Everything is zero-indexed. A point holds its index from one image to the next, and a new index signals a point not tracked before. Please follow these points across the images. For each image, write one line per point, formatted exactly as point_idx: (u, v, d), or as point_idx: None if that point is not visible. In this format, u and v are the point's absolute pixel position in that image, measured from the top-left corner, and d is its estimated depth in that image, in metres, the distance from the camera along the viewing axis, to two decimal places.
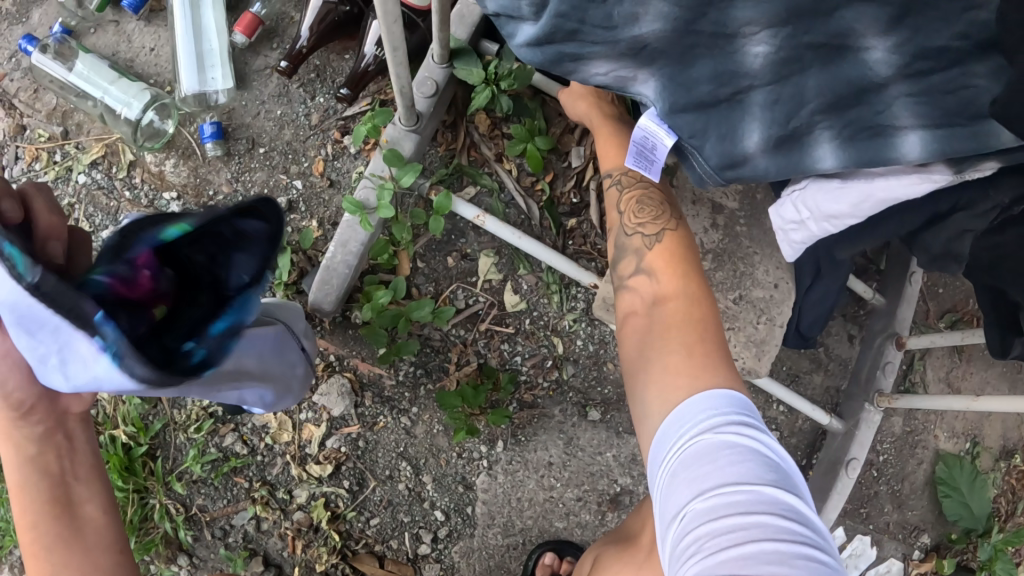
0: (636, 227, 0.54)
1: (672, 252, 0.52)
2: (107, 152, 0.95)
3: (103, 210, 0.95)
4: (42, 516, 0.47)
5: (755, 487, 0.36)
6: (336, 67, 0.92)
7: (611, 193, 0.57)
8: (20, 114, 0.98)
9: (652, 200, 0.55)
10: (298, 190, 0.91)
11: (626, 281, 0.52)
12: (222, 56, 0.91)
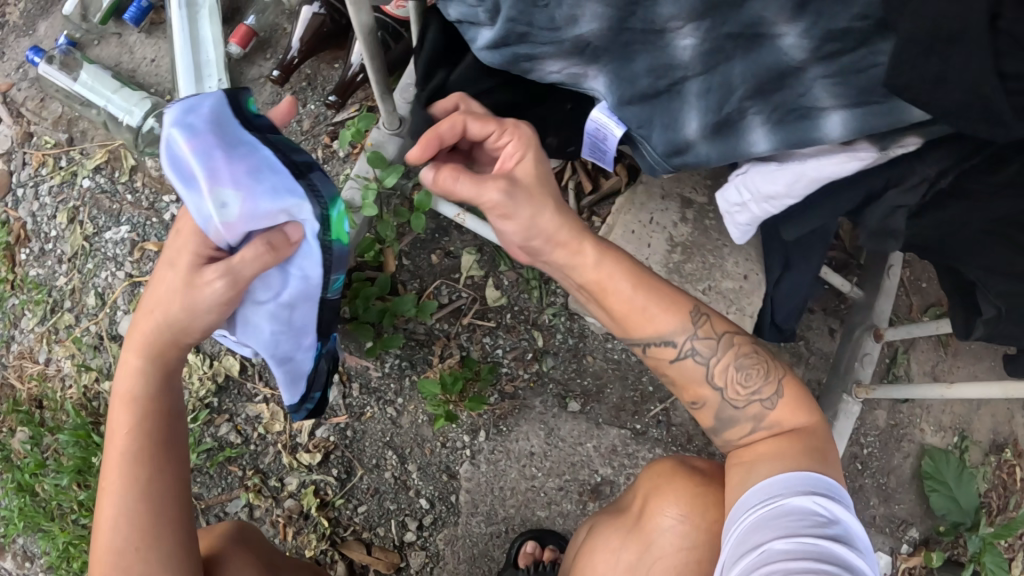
0: (748, 397, 0.54)
1: (792, 405, 0.54)
2: (109, 157, 1.01)
3: (107, 214, 1.00)
4: (152, 441, 0.48)
5: (827, 543, 0.45)
6: (326, 75, 0.96)
7: (696, 368, 0.55)
8: (28, 122, 1.04)
9: (752, 360, 0.55)
10: None
11: (741, 444, 0.55)
12: (217, 66, 0.95)
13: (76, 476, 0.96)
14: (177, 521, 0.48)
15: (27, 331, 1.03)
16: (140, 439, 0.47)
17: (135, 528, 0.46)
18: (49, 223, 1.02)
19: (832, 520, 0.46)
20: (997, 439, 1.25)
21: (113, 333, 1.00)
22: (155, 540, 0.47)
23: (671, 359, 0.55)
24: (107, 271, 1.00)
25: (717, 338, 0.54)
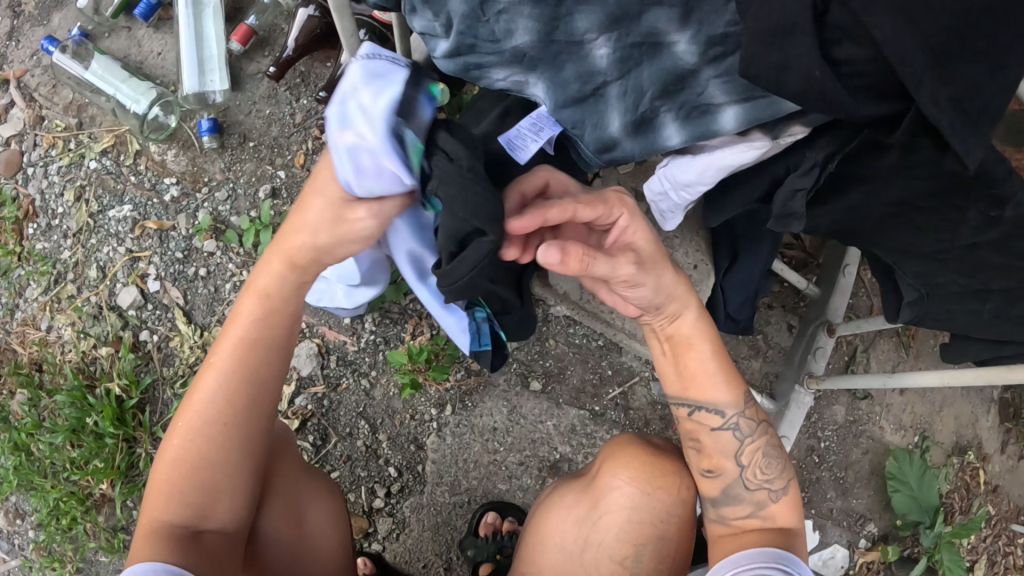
0: (761, 482, 0.62)
1: (793, 504, 0.62)
2: (116, 142, 1.07)
3: (110, 193, 1.07)
4: (266, 331, 0.55)
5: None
6: (319, 73, 1.02)
7: (732, 440, 0.62)
8: (40, 106, 1.11)
9: (776, 452, 0.63)
10: (281, 179, 1.02)
11: (733, 522, 0.61)
12: (219, 61, 1.02)
13: (72, 435, 1.05)
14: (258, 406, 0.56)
15: (31, 300, 1.11)
16: (255, 331, 0.55)
17: (222, 395, 0.55)
18: (57, 200, 1.10)
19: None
20: (959, 441, 1.29)
21: (112, 304, 1.06)
22: (227, 416, 0.55)
23: (714, 426, 0.62)
24: (110, 247, 1.07)
25: (757, 422, 0.62)
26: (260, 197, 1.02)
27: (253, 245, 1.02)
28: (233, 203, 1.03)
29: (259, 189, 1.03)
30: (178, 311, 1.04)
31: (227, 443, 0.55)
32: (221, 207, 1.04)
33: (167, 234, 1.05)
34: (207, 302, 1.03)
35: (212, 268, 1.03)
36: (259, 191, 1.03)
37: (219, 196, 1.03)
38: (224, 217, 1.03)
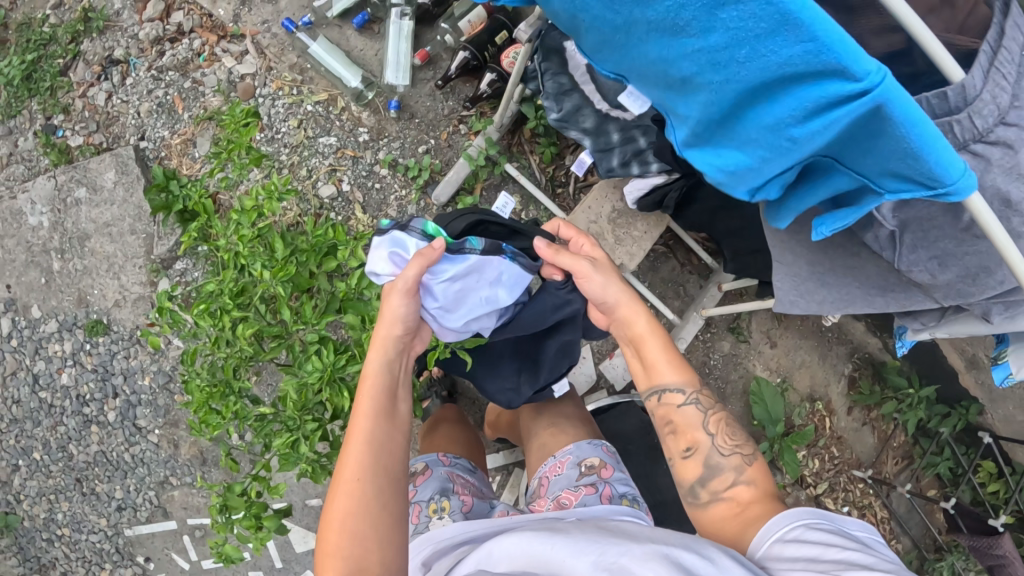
0: (731, 448, 1.11)
1: (759, 470, 1.09)
2: (329, 98, 1.86)
3: (321, 128, 1.85)
4: (381, 391, 1.00)
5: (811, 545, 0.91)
6: (462, 87, 1.87)
7: (697, 414, 1.13)
8: (269, 59, 1.89)
9: (730, 426, 1.13)
10: (433, 144, 1.87)
11: (725, 490, 1.07)
12: (402, 68, 1.83)
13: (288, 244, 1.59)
14: (394, 469, 0.96)
15: (253, 179, 1.85)
16: (376, 397, 0.99)
17: (360, 467, 0.93)
18: (281, 123, 1.86)
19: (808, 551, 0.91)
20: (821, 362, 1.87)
21: (314, 193, 1.83)
22: (380, 457, 0.95)
23: (678, 402, 1.13)
24: (316, 159, 1.83)
25: (710, 399, 1.14)
26: (420, 150, 1.86)
27: (414, 178, 1.84)
28: (403, 150, 1.85)
29: (419, 146, 1.86)
30: (358, 205, 1.84)
31: (373, 497, 0.92)
32: (394, 151, 1.85)
33: (357, 160, 1.84)
34: (377, 204, 1.85)
35: (383, 185, 1.85)
36: (418, 147, 1.86)
37: (394, 145, 1.85)
38: (395, 158, 1.85)
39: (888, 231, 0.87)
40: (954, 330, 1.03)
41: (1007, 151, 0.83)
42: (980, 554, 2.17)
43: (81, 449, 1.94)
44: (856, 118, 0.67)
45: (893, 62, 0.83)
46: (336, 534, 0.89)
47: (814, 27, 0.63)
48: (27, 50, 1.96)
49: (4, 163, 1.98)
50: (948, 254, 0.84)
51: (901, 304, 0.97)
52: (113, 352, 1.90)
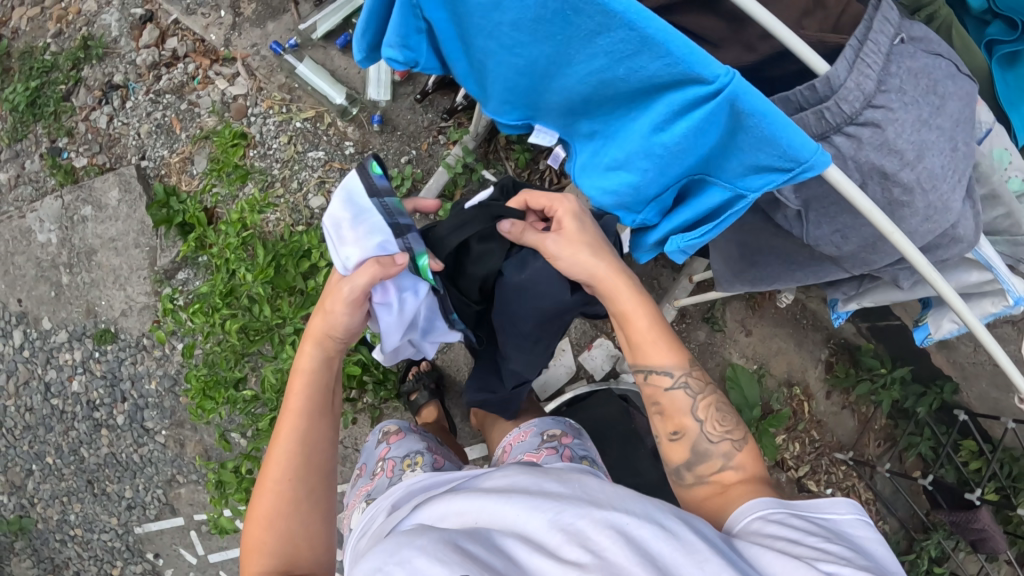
0: (720, 434, 1.05)
1: (751, 452, 1.05)
2: (316, 115, 2.00)
3: (310, 143, 1.98)
4: (312, 391, 1.02)
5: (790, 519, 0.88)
6: (440, 101, 2.01)
7: (685, 397, 1.07)
8: (259, 80, 2.02)
9: (722, 411, 1.07)
10: (414, 154, 1.99)
11: (712, 475, 1.03)
12: (383, 85, 1.96)
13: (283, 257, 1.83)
14: (323, 466, 1.00)
15: (247, 193, 1.98)
16: (305, 399, 1.01)
17: (288, 466, 0.96)
18: (273, 140, 1.99)
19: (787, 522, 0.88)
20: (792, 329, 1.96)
21: (306, 205, 1.98)
22: (311, 455, 0.99)
23: (664, 385, 1.07)
24: (306, 173, 1.97)
25: (702, 379, 1.08)
26: (403, 160, 1.99)
27: (397, 186, 1.96)
28: (386, 162, 1.99)
29: (402, 156, 1.99)
30: None
31: (301, 495, 0.96)
32: (378, 162, 1.99)
33: (345, 172, 1.99)
34: None
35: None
36: (401, 158, 1.99)
37: (377, 157, 1.99)
38: (380, 168, 1.98)
39: (795, 210, 1.00)
40: (877, 297, 1.19)
41: (876, 130, 0.83)
42: (961, 528, 2.23)
43: (92, 451, 2.05)
44: (710, 117, 0.77)
45: (785, 61, 0.96)
46: (261, 532, 0.94)
47: (666, 41, 0.73)
48: (31, 77, 2.08)
49: (13, 185, 2.10)
50: (848, 227, 0.97)
51: (816, 275, 1.14)
52: (121, 359, 2.02)
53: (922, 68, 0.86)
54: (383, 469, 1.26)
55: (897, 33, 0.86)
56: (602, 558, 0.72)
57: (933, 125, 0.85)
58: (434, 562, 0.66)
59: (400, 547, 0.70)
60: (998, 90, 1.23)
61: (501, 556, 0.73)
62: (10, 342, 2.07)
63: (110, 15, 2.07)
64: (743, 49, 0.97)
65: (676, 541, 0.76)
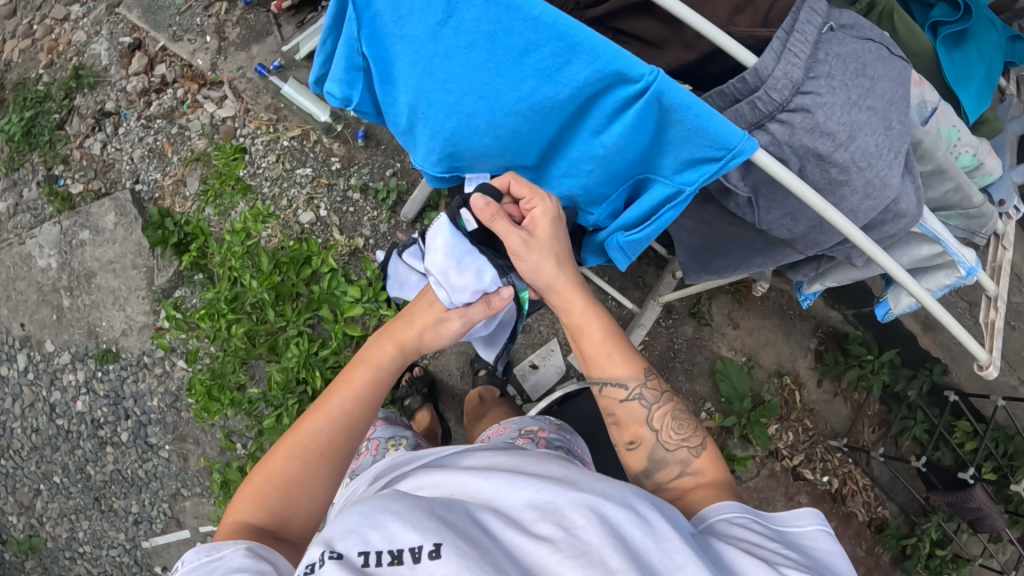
0: (676, 442, 1.08)
1: (711, 455, 1.08)
2: (303, 132, 2.07)
3: (298, 161, 2.05)
4: (369, 379, 1.09)
5: (752, 520, 0.90)
6: None
7: (640, 409, 1.10)
8: (246, 102, 2.09)
9: (681, 418, 1.10)
10: (398, 166, 2.05)
11: (672, 480, 1.06)
12: None
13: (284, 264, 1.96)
14: (347, 449, 1.04)
15: (238, 212, 2.04)
16: (360, 385, 1.08)
17: (326, 444, 1.01)
18: (262, 159, 2.06)
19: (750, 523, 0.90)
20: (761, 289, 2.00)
21: (296, 221, 2.03)
22: (345, 433, 1.04)
23: (620, 398, 1.11)
24: (295, 189, 2.04)
25: (658, 390, 1.11)
26: (388, 172, 2.05)
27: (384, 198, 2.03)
28: (372, 174, 2.04)
29: (387, 169, 2.05)
30: (335, 227, 2.02)
31: (317, 466, 1.00)
32: (364, 175, 2.04)
33: (332, 187, 2.05)
34: (352, 225, 2.03)
35: (356, 209, 2.03)
36: (386, 170, 2.05)
37: (363, 170, 2.04)
38: (365, 181, 2.04)
39: (746, 199, 1.18)
40: (837, 277, 1.38)
41: (807, 115, 0.99)
42: (958, 508, 2.18)
43: (98, 469, 2.10)
44: (643, 112, 0.87)
45: (724, 59, 1.10)
46: (266, 483, 0.97)
47: (593, 50, 0.82)
48: (25, 108, 2.16)
49: (12, 213, 2.18)
50: (795, 210, 1.16)
51: (773, 258, 1.35)
52: (123, 378, 2.08)
53: (850, 52, 1.01)
54: (367, 448, 1.31)
55: (827, 23, 1.01)
56: (572, 535, 0.75)
57: (863, 106, 1.00)
58: (406, 529, 0.73)
59: (375, 510, 0.77)
60: (944, 71, 1.31)
61: (472, 527, 0.78)
62: (14, 365, 2.13)
63: (100, 45, 2.15)
64: (683, 49, 1.09)
65: (650, 529, 0.78)
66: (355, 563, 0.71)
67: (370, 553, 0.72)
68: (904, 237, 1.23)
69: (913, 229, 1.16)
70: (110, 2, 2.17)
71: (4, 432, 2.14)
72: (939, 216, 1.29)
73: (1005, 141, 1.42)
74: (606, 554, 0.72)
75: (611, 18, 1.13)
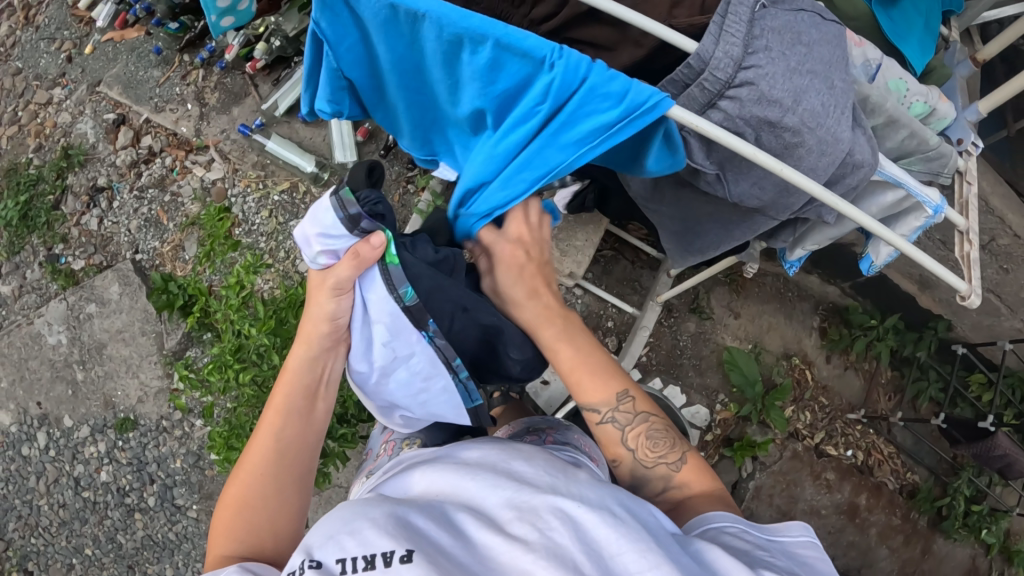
0: (657, 457, 1.13)
1: (693, 467, 1.12)
2: (290, 185, 2.14)
3: (290, 213, 2.12)
4: (294, 393, 1.09)
5: (733, 524, 0.94)
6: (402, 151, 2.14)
7: (617, 431, 1.14)
8: (233, 163, 2.17)
9: (660, 433, 1.14)
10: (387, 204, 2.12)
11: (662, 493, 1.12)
12: (348, 146, 2.09)
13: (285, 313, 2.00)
14: (294, 464, 1.07)
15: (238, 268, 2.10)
16: (285, 401, 1.08)
17: (264, 464, 1.05)
18: (255, 215, 2.13)
19: (731, 525, 0.93)
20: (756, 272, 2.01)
21: (295, 270, 2.10)
22: (285, 453, 1.07)
23: (596, 421, 1.14)
24: (290, 240, 2.11)
25: (633, 411, 1.13)
26: None
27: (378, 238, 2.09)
28: None
29: None
30: None
31: (270, 489, 1.04)
32: None
33: None
34: None
35: None
36: None
37: None
38: None
39: (716, 174, 1.22)
40: (815, 239, 1.41)
41: (752, 87, 1.04)
42: (984, 459, 2.18)
43: (129, 536, 2.11)
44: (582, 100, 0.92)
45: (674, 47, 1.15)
46: (230, 515, 1.02)
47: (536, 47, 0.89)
48: (20, 193, 2.24)
49: (17, 295, 2.24)
50: (761, 177, 1.20)
51: (751, 228, 1.38)
52: (144, 444, 2.12)
53: (784, 25, 1.05)
54: (385, 449, 1.38)
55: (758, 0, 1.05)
56: (545, 537, 0.78)
57: (804, 72, 1.05)
58: (381, 535, 0.76)
59: (354, 518, 0.80)
60: (885, 30, 1.36)
61: (451, 531, 0.81)
62: (35, 444, 2.17)
63: (85, 124, 2.25)
64: (632, 47, 1.15)
65: (623, 530, 0.80)
66: (332, 570, 0.75)
67: (346, 560, 0.76)
68: (868, 187, 1.28)
69: (875, 177, 1.20)
70: (90, 81, 2.27)
71: (32, 511, 2.17)
72: (901, 163, 1.33)
73: (957, 86, 1.47)
74: (576, 560, 0.75)
75: (563, 30, 1.19)
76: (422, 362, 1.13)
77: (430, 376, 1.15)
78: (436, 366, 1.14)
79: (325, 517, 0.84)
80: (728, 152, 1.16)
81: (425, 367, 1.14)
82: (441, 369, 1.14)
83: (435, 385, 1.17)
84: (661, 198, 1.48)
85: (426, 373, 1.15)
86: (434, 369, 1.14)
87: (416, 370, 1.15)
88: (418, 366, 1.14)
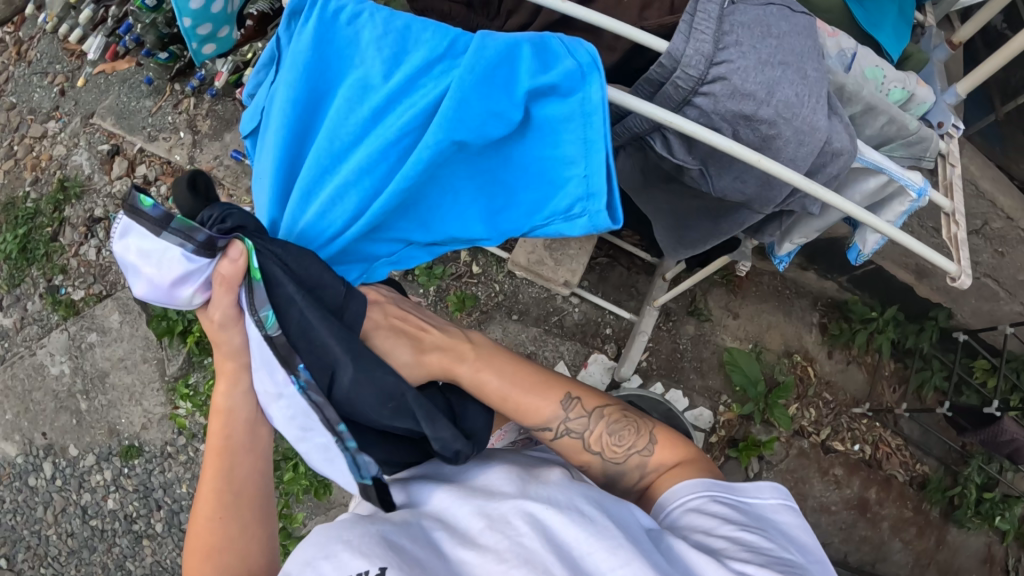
0: (627, 449, 1.10)
1: (667, 442, 1.10)
2: None
3: None
4: (233, 427, 1.02)
5: (708, 496, 0.94)
6: None
7: (576, 441, 1.11)
8: (227, 187, 2.19)
9: (621, 422, 1.12)
10: None
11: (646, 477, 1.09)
12: None
13: None
14: (253, 499, 1.01)
15: None
16: (227, 434, 1.02)
17: (218, 504, 0.98)
18: None
19: (705, 498, 0.94)
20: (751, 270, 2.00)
21: None
22: (240, 489, 1.00)
23: (552, 436, 1.12)
24: None
25: (586, 413, 1.12)
26: None
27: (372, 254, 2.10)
28: None
29: None
30: None
31: (235, 528, 0.98)
32: None
33: None
34: None
35: None
36: None
37: None
38: None
39: (699, 170, 1.23)
40: (802, 231, 1.43)
41: (725, 83, 1.05)
42: (992, 445, 2.17)
43: (137, 564, 2.11)
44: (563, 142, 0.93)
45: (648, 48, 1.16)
46: (200, 563, 0.95)
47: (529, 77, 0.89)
48: (19, 226, 2.27)
49: (19, 327, 2.26)
50: (743, 171, 1.21)
51: (737, 223, 1.39)
52: (149, 470, 2.12)
53: (753, 19, 1.07)
54: None
55: None
56: (515, 545, 0.80)
57: (776, 64, 1.07)
58: (355, 556, 0.77)
59: (328, 540, 0.81)
60: (859, 20, 1.38)
61: (428, 547, 0.83)
62: (41, 474, 2.18)
63: (80, 156, 2.28)
64: (606, 52, 1.17)
65: (591, 528, 0.81)
66: None
67: None
68: (851, 174, 1.28)
69: (855, 164, 1.21)
70: (84, 113, 2.30)
71: (40, 541, 2.17)
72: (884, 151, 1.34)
73: (934, 71, 1.48)
74: (547, 563, 0.77)
75: None
76: (300, 415, 0.99)
77: (307, 431, 1.00)
78: (313, 421, 0.99)
79: (305, 540, 0.85)
80: (709, 148, 1.17)
81: (301, 421, 0.99)
82: (319, 427, 0.98)
83: (312, 445, 1.01)
84: (648, 196, 1.49)
85: (303, 430, 1.00)
86: (312, 426, 0.99)
87: (292, 421, 1.00)
88: (293, 418, 0.99)
